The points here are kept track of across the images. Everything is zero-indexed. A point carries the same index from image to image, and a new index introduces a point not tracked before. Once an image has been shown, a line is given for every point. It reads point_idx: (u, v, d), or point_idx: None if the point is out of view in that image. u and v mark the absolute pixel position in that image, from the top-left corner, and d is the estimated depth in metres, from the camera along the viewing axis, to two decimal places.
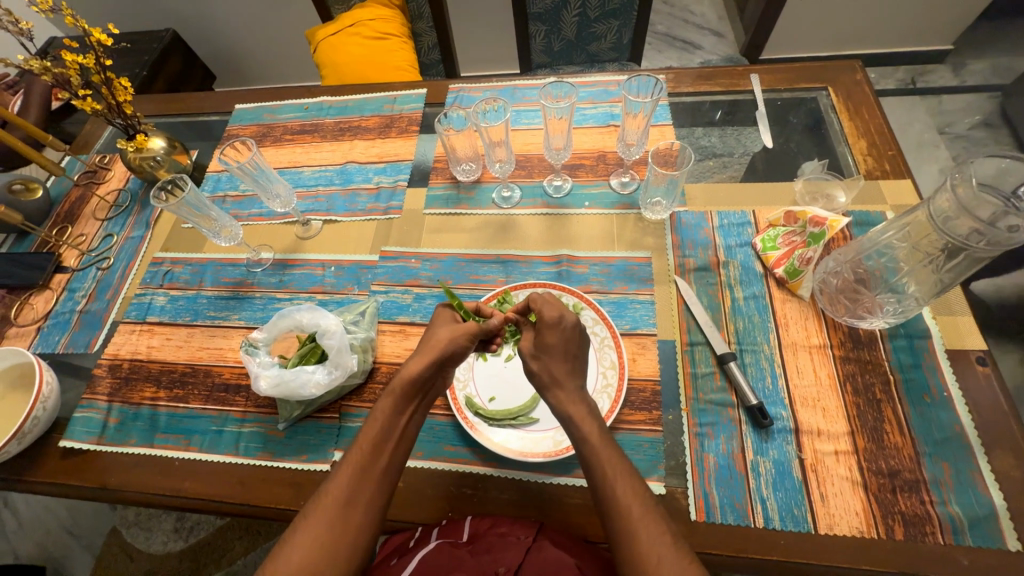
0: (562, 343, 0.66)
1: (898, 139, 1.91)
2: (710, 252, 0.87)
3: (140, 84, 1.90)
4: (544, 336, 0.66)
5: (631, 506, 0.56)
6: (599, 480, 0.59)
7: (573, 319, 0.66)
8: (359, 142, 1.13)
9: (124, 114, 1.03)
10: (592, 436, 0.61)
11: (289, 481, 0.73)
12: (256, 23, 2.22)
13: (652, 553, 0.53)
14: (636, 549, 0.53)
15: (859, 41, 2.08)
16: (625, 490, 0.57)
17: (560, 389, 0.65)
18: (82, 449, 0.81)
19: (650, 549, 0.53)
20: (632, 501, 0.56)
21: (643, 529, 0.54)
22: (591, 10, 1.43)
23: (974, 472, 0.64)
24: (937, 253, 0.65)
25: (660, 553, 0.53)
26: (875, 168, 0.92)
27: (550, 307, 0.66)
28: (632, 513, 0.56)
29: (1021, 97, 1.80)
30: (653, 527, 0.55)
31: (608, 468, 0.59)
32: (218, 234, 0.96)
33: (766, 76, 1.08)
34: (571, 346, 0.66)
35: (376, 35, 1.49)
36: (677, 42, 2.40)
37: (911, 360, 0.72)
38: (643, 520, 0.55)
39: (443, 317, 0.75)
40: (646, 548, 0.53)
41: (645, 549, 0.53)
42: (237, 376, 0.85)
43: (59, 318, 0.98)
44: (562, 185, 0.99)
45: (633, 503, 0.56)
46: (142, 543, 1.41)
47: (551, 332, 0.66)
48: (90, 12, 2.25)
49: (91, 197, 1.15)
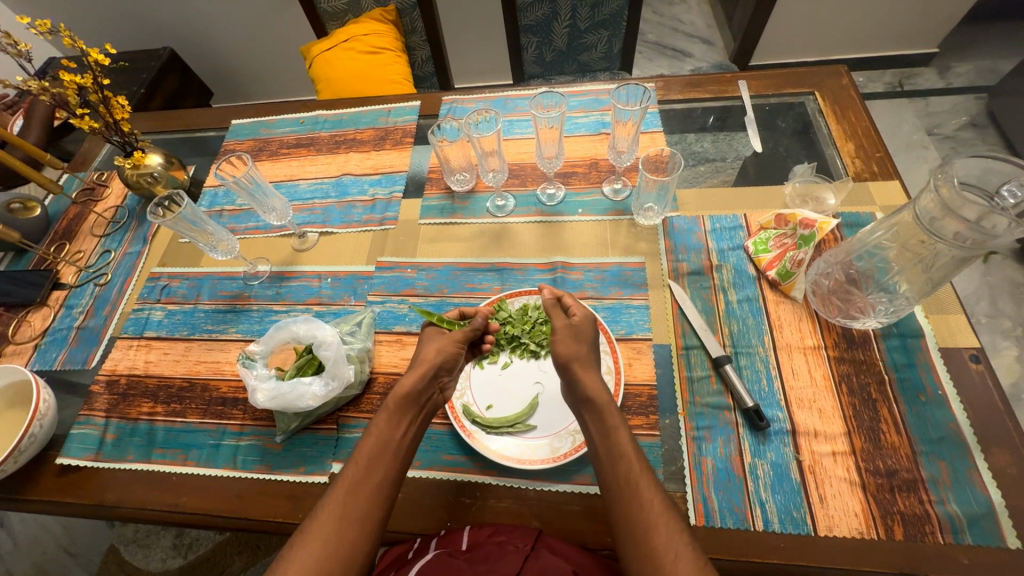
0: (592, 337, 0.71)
1: (887, 142, 1.93)
2: (702, 255, 0.87)
3: (137, 101, 1.92)
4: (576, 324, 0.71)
5: (653, 500, 0.55)
6: (622, 475, 0.58)
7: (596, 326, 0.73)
8: (354, 154, 1.14)
9: (122, 131, 1.04)
10: (620, 429, 0.61)
11: (287, 494, 0.73)
12: (251, 40, 2.25)
13: (670, 549, 0.51)
14: (653, 545, 0.52)
15: (847, 46, 2.11)
16: (646, 486, 0.56)
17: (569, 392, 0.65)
18: (78, 466, 0.80)
19: (668, 545, 0.52)
20: (653, 496, 0.55)
21: (662, 525, 0.53)
22: (581, 21, 1.46)
23: (970, 470, 0.64)
24: (927, 253, 0.66)
25: (677, 549, 0.51)
26: (864, 170, 0.93)
27: (584, 306, 0.74)
28: (654, 508, 0.54)
29: (1007, 97, 1.83)
30: (673, 523, 0.53)
31: (632, 462, 0.58)
32: (214, 249, 0.98)
33: (754, 82, 1.09)
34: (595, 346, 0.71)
35: (370, 49, 1.51)
36: (667, 50, 2.43)
37: (905, 359, 0.73)
38: (664, 516, 0.54)
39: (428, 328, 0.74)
40: (664, 543, 0.52)
41: (663, 543, 0.52)
42: (234, 389, 0.85)
43: (57, 334, 0.98)
44: (556, 193, 1.00)
45: (654, 498, 0.55)
46: (140, 561, 1.40)
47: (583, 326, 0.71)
48: (87, 31, 2.28)
49: (88, 215, 1.16)
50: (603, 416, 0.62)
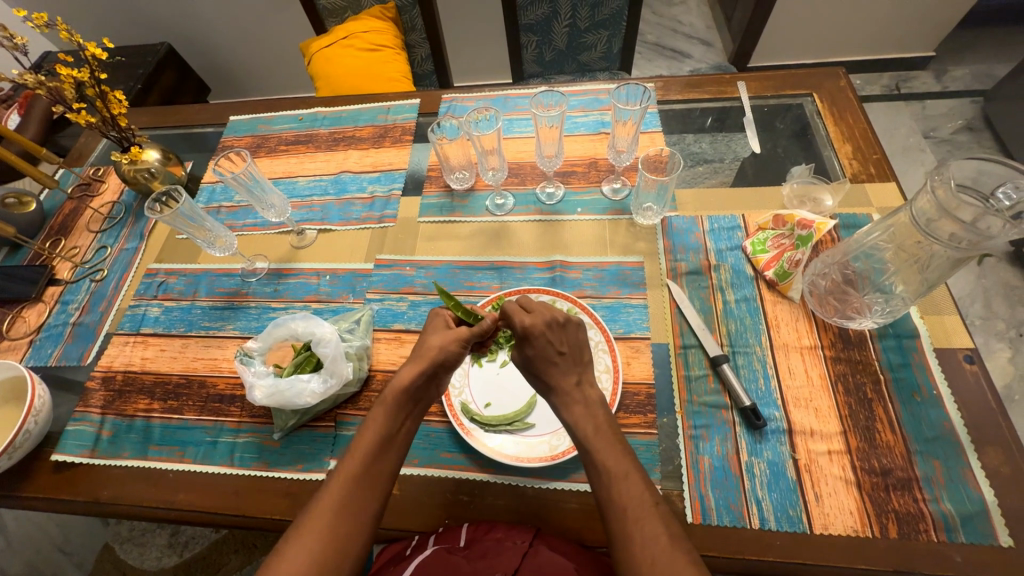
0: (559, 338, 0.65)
1: (884, 144, 1.94)
2: (700, 255, 0.88)
3: (134, 97, 1.91)
4: (530, 346, 0.65)
5: (629, 506, 0.56)
6: (603, 482, 0.59)
7: (546, 319, 0.65)
8: (353, 152, 1.13)
9: (119, 127, 1.03)
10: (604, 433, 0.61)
11: (284, 492, 0.73)
12: (250, 36, 2.24)
13: (647, 555, 0.52)
14: (631, 551, 0.53)
15: (845, 49, 2.12)
16: (624, 491, 0.57)
17: (567, 391, 0.64)
18: (74, 463, 0.80)
19: (645, 551, 0.52)
20: (630, 502, 0.56)
21: (640, 532, 0.54)
22: (581, 21, 1.46)
23: (964, 469, 0.64)
24: (923, 255, 0.66)
25: (654, 554, 0.52)
26: (861, 172, 0.94)
27: (525, 320, 0.65)
28: (630, 514, 0.55)
29: (1003, 101, 1.85)
30: (655, 527, 0.54)
31: (608, 467, 0.59)
32: (212, 245, 0.97)
33: (753, 83, 1.10)
34: (567, 338, 0.66)
35: (369, 46, 1.51)
36: (667, 51, 2.44)
37: (900, 359, 0.74)
38: (642, 522, 0.54)
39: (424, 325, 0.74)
40: (642, 548, 0.53)
41: (639, 549, 0.53)
42: (231, 386, 0.85)
43: (52, 330, 0.97)
44: (555, 192, 1.00)
45: (631, 505, 0.56)
46: (135, 560, 1.39)
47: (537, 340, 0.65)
48: (84, 26, 2.26)
49: (84, 210, 1.15)
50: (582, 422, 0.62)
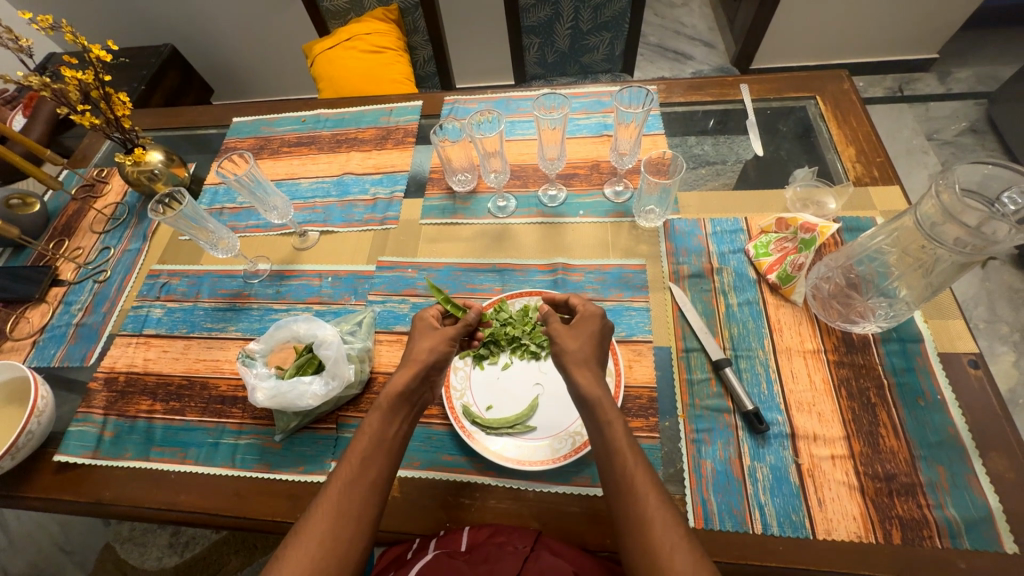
0: (596, 332, 0.68)
1: (888, 146, 1.93)
2: (703, 258, 0.88)
3: (138, 98, 1.92)
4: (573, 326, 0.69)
5: (649, 494, 0.54)
6: (612, 474, 0.57)
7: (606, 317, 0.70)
8: (355, 153, 1.14)
9: (123, 128, 1.03)
10: (607, 434, 0.59)
11: (285, 494, 0.73)
12: (254, 37, 2.24)
13: (666, 543, 0.51)
14: (650, 541, 0.51)
15: (850, 50, 2.11)
16: (643, 482, 0.55)
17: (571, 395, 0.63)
18: (77, 463, 0.80)
19: (663, 539, 0.51)
20: (650, 492, 0.54)
21: (660, 518, 0.52)
22: (584, 23, 1.46)
23: (969, 474, 0.64)
24: (928, 259, 0.66)
25: (672, 542, 0.51)
26: (865, 175, 0.94)
27: (592, 303, 0.72)
28: (649, 501, 0.53)
29: (1008, 104, 1.84)
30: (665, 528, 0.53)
31: (627, 457, 0.56)
32: (215, 247, 0.97)
33: (755, 86, 1.10)
34: (603, 340, 0.69)
35: (372, 48, 1.51)
36: (669, 53, 2.44)
37: (904, 363, 0.73)
38: (661, 512, 0.53)
39: (423, 328, 0.74)
40: (661, 536, 0.51)
41: (659, 538, 0.51)
42: (233, 388, 0.85)
43: (56, 331, 0.97)
44: (557, 195, 1.00)
45: (650, 493, 0.54)
46: (136, 560, 1.39)
47: (586, 322, 0.69)
48: (89, 28, 2.27)
49: (87, 211, 1.16)
50: (595, 412, 0.60)
